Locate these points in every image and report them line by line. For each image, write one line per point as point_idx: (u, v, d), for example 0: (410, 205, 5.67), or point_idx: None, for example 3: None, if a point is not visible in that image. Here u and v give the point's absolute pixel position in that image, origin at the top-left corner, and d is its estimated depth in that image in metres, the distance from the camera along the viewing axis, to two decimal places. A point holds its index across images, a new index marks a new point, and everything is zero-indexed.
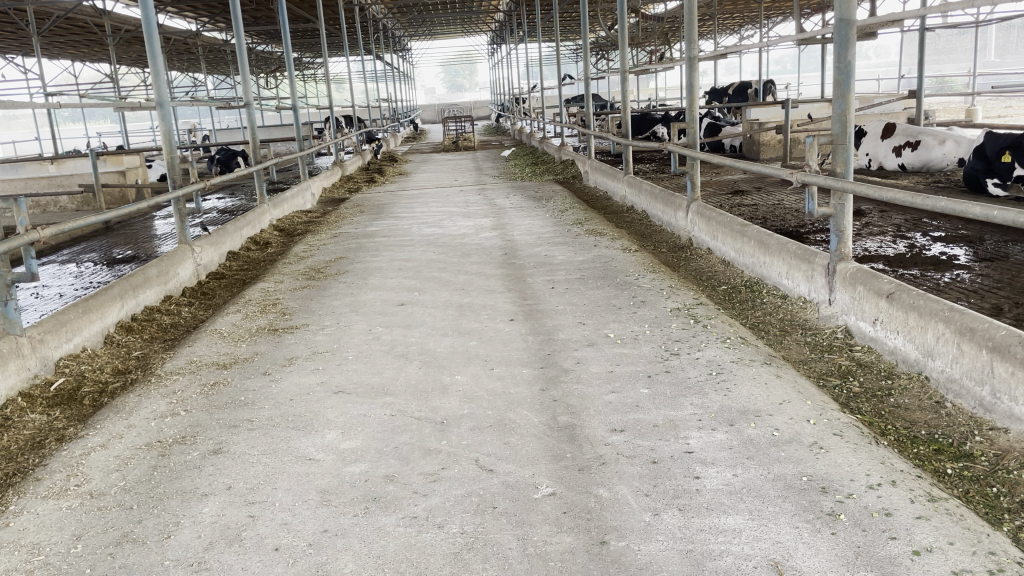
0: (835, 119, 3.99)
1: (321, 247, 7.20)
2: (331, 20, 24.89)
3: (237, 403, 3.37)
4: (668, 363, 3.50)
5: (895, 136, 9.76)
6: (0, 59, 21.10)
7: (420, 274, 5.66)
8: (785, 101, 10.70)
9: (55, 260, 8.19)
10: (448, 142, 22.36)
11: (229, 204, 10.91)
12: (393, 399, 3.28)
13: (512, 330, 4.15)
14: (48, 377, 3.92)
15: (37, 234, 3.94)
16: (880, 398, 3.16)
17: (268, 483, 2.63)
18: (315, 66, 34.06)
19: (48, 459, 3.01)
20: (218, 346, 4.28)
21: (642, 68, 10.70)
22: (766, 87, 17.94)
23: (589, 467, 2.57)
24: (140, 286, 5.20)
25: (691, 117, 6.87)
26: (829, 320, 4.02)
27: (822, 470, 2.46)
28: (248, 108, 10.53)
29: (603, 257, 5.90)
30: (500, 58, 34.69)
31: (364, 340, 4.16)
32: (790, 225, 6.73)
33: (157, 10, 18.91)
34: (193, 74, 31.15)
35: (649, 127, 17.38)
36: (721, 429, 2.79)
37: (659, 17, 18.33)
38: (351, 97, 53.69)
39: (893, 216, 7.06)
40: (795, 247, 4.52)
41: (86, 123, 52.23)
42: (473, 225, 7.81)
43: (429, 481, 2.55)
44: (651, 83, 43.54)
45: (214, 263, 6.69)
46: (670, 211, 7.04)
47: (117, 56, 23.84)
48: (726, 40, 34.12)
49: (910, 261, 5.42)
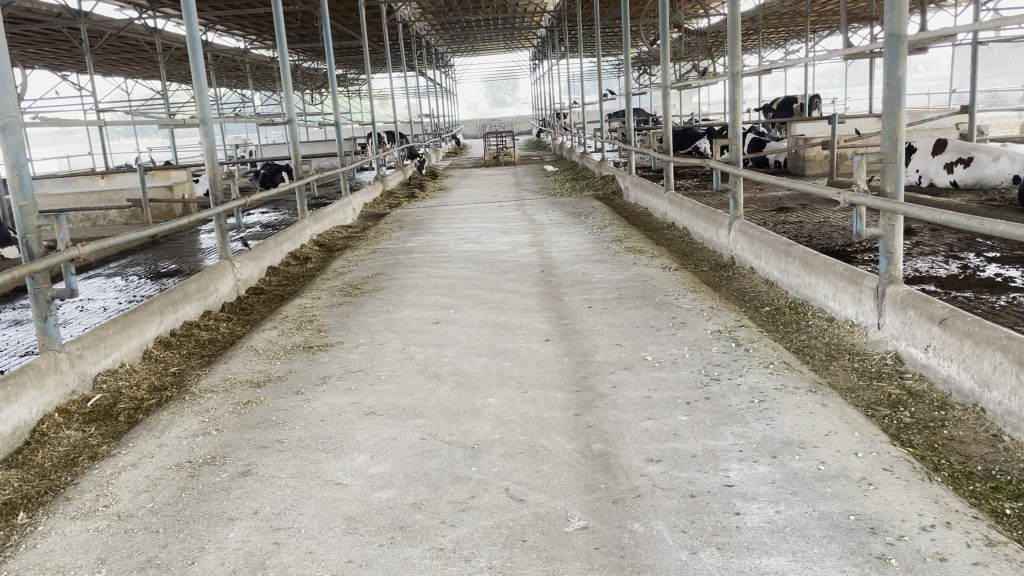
0: (884, 136, 3.84)
1: (360, 263, 7.20)
2: (375, 37, 25.21)
3: (269, 423, 3.34)
4: (708, 389, 3.38)
5: (947, 152, 9.48)
6: (56, 76, 21.73)
7: (456, 291, 5.61)
8: (832, 116, 10.45)
9: (101, 274, 8.34)
10: (488, 157, 22.40)
11: (271, 219, 11.03)
12: (424, 422, 3.22)
13: (547, 351, 4.07)
14: (86, 393, 3.94)
15: (77, 250, 3.97)
16: (932, 430, 3.00)
17: (295, 507, 2.58)
18: (359, 82, 34.48)
19: (79, 477, 3.00)
20: (253, 363, 4.27)
21: (685, 83, 10.57)
22: (812, 102, 17.68)
23: (624, 500, 2.47)
24: (179, 302, 5.24)
25: (733, 134, 6.72)
26: (878, 345, 3.86)
27: (870, 508, 2.33)
28: (291, 124, 10.60)
29: (642, 275, 5.79)
30: (542, 74, 34.82)
31: (398, 359, 4.11)
32: (836, 244, 6.55)
33: (206, 28, 19.32)
34: (240, 90, 31.76)
35: (691, 142, 17.21)
36: (763, 461, 2.67)
37: (702, 32, 18.15)
38: (394, 112, 54.34)
39: (945, 236, 6.82)
40: (842, 268, 4.38)
41: (136, 138, 53.60)
42: (511, 241, 7.76)
43: (457, 511, 2.47)
44: (694, 98, 43.26)
45: (254, 278, 6.72)
46: (712, 229, 6.91)
47: (168, 72, 24.39)
48: (770, 54, 33.76)
49: (963, 283, 5.21)
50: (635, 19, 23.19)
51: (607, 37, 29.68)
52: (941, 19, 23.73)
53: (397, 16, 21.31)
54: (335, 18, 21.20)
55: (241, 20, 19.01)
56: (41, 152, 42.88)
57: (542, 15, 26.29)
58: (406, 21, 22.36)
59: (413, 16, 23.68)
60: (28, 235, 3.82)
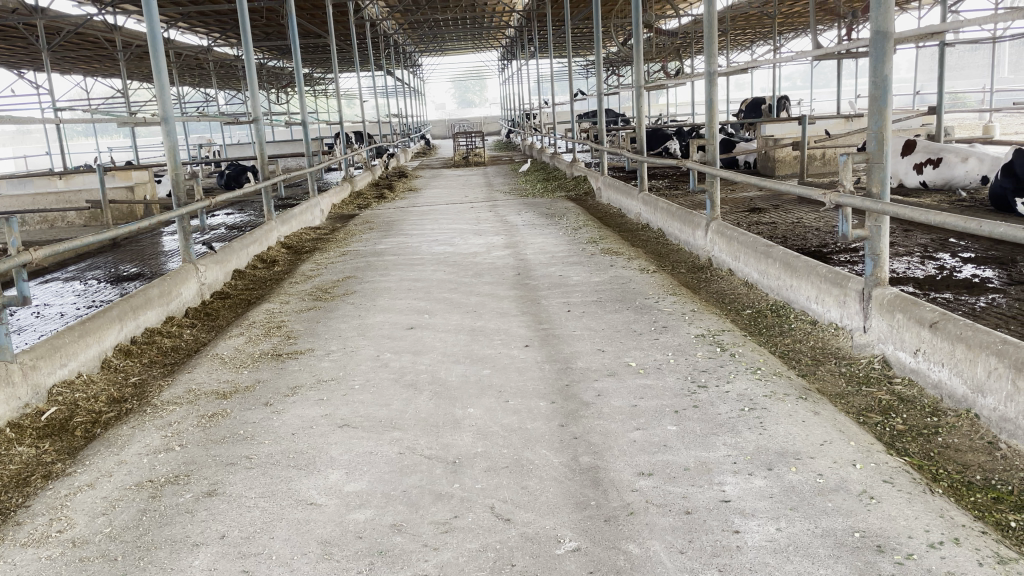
0: (871, 136, 3.76)
1: (329, 266, 7.00)
2: (342, 36, 24.93)
3: (236, 438, 3.16)
4: (696, 397, 3.26)
5: (916, 153, 9.47)
6: (11, 73, 21.08)
7: (430, 295, 5.46)
8: (802, 117, 10.39)
9: (59, 278, 8.04)
10: (457, 157, 22.18)
11: (236, 220, 10.76)
12: (402, 435, 3.06)
13: (527, 357, 3.93)
14: (40, 407, 3.72)
15: (30, 255, 3.74)
16: (926, 438, 2.91)
17: (265, 531, 2.41)
18: (325, 81, 34.02)
19: (31, 499, 2.79)
20: (219, 373, 4.07)
21: (657, 82, 10.48)
22: (780, 103, 17.78)
23: (616, 518, 2.34)
24: (140, 308, 5.01)
25: (710, 134, 6.62)
26: (864, 348, 3.78)
27: (875, 524, 2.22)
28: (257, 123, 10.30)
29: (620, 278, 5.68)
30: (511, 74, 34.79)
31: (372, 367, 3.94)
32: (812, 245, 6.50)
33: (169, 25, 18.87)
34: (204, 88, 31.18)
35: (661, 142, 17.19)
36: (759, 474, 2.56)
37: (672, 32, 18.12)
38: (361, 112, 53.97)
39: (919, 236, 6.82)
40: (826, 270, 4.30)
41: (96, 136, 52.40)
42: (485, 243, 7.60)
43: (440, 533, 2.32)
44: (662, 98, 43.50)
45: (219, 282, 6.49)
46: (688, 229, 6.82)
47: (129, 70, 23.82)
48: (738, 55, 34.00)
49: (941, 284, 5.17)
50: (604, 19, 23.17)
51: (576, 37, 29.71)
52: (904, 21, 24.07)
53: (365, 14, 21.01)
54: (301, 17, 20.88)
55: (205, 17, 18.61)
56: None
57: (512, 15, 26.21)
58: (373, 20, 22.11)
59: (381, 15, 23.37)
60: None
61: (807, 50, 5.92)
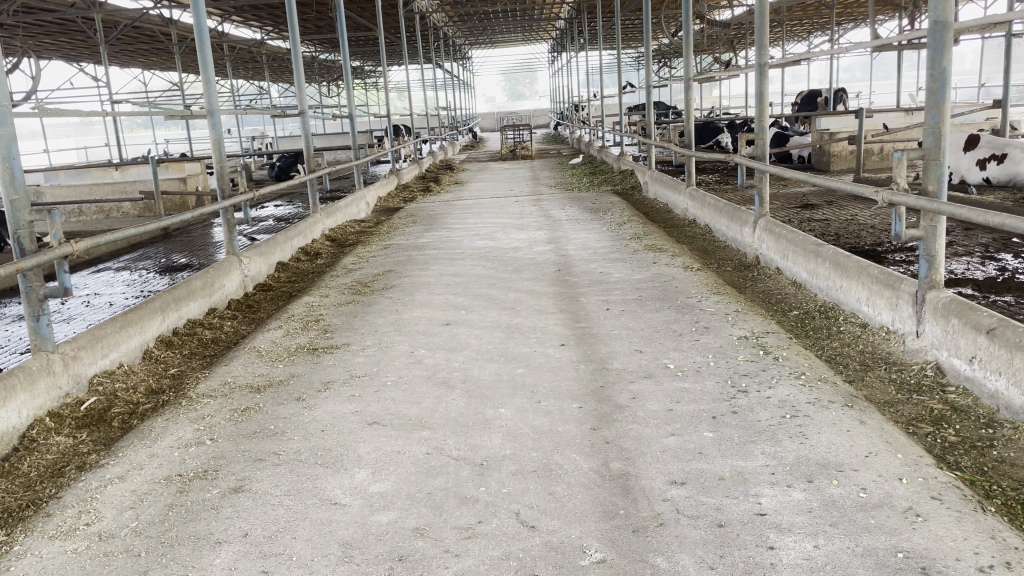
0: (928, 132, 3.59)
1: (370, 259, 7.00)
2: (392, 29, 25.05)
3: (267, 434, 3.15)
4: (735, 402, 3.15)
5: (979, 148, 9.05)
6: (72, 67, 21.65)
7: (468, 291, 5.40)
8: (858, 110, 10.05)
9: (111, 267, 8.21)
10: (504, 150, 22.10)
11: (284, 212, 10.89)
12: (431, 434, 3.01)
13: (562, 356, 3.85)
14: (80, 396, 3.77)
15: (71, 246, 3.77)
16: (981, 452, 2.75)
17: (288, 531, 2.38)
18: (375, 74, 34.27)
19: (63, 490, 2.82)
20: (255, 366, 4.08)
21: (708, 74, 10.25)
22: (837, 95, 17.33)
23: (645, 528, 2.26)
24: (183, 299, 5.06)
25: (759, 128, 6.44)
26: (916, 354, 3.61)
27: (920, 545, 2.09)
28: (304, 116, 10.36)
29: (663, 275, 5.55)
30: (561, 66, 34.61)
31: (405, 363, 3.91)
32: (865, 243, 6.30)
33: (223, 19, 19.17)
34: (257, 81, 31.66)
35: (712, 136, 16.91)
36: (798, 486, 2.44)
37: (725, 23, 17.79)
38: (411, 105, 54.33)
39: (978, 235, 6.53)
40: (877, 272, 4.12)
41: (155, 129, 53.62)
42: (527, 238, 7.53)
43: (462, 539, 2.27)
44: (715, 90, 42.77)
45: (262, 274, 6.54)
46: (735, 226, 6.65)
47: (184, 63, 24.28)
48: (793, 46, 33.29)
49: (1002, 287, 4.94)
50: (656, 10, 22.84)
51: (627, 29, 29.38)
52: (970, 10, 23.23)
53: (415, 7, 21.05)
54: (352, 10, 21.03)
55: (258, 11, 18.86)
56: (61, 145, 42.84)
57: (561, 7, 26.02)
58: (423, 12, 22.16)
59: (431, 8, 23.35)
60: (19, 230, 3.63)
61: (863, 41, 5.68)
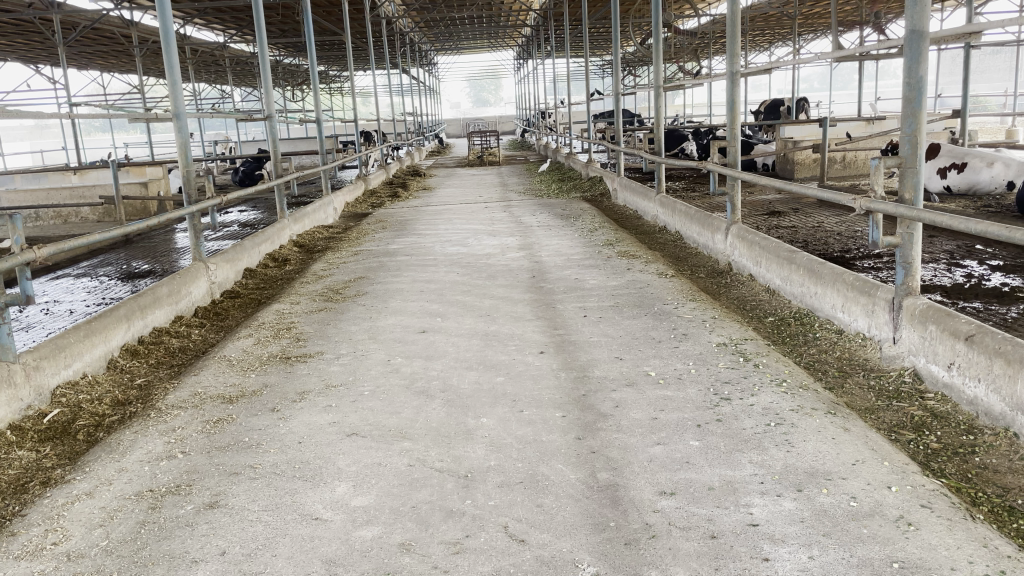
0: (904, 140, 3.61)
1: (340, 266, 6.89)
2: (358, 34, 24.90)
3: (242, 446, 3.05)
4: (719, 410, 3.13)
5: (940, 157, 9.22)
6: (27, 68, 21.10)
7: (442, 298, 5.33)
8: (823, 118, 10.20)
9: (70, 274, 7.97)
10: (472, 156, 22.06)
11: (249, 218, 10.71)
12: (412, 445, 2.94)
13: (542, 364, 3.80)
14: (43, 408, 3.62)
15: (33, 253, 3.64)
16: (964, 458, 2.74)
17: (267, 549, 2.30)
18: (341, 79, 34.04)
19: (28, 507, 2.69)
20: (226, 376, 3.97)
21: (676, 82, 10.31)
22: (799, 104, 17.62)
23: (637, 541, 2.22)
24: (148, 307, 4.91)
25: (731, 136, 6.47)
26: (894, 361, 3.63)
27: (915, 554, 2.08)
28: (270, 119, 10.19)
29: (637, 282, 5.54)
30: (528, 72, 34.73)
31: (382, 372, 3.83)
32: (834, 250, 6.36)
33: (186, 21, 18.84)
34: (219, 85, 31.20)
35: (678, 144, 17.06)
36: (789, 496, 2.42)
37: (691, 32, 17.95)
38: (376, 110, 54.03)
39: (944, 242, 6.64)
40: (853, 278, 4.14)
41: (113, 132, 52.59)
42: (498, 244, 7.48)
43: (451, 554, 2.20)
44: (680, 99, 43.37)
45: (229, 281, 6.40)
46: (707, 232, 6.67)
47: (145, 65, 23.82)
48: (756, 56, 33.83)
49: (970, 293, 5.01)
50: (623, 19, 23.02)
51: (593, 37, 29.58)
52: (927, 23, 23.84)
53: (382, 12, 20.93)
54: (317, 14, 20.84)
55: (221, 14, 18.58)
56: (15, 147, 41.74)
57: (528, 13, 26.09)
58: (390, 17, 22.04)
59: (397, 13, 23.22)
60: None
61: (832, 50, 5.72)
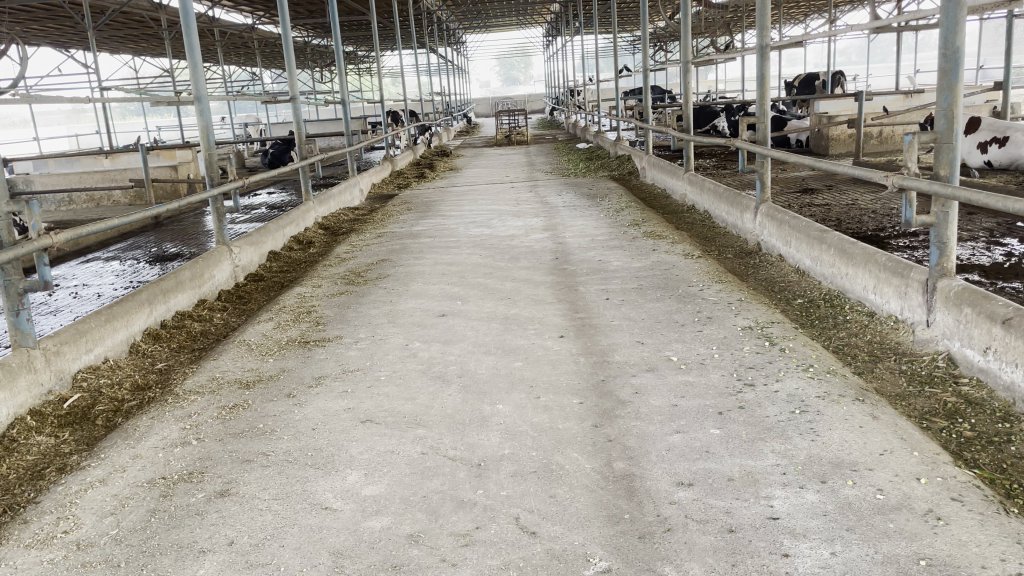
0: (940, 114, 3.45)
1: (364, 248, 6.86)
2: (385, 14, 24.81)
3: (256, 432, 3.03)
4: (742, 396, 3.04)
5: (980, 131, 8.91)
6: (60, 54, 21.31)
7: (464, 281, 5.26)
8: (858, 93, 9.92)
9: (99, 258, 8.05)
10: (499, 136, 21.96)
11: (276, 200, 10.72)
12: (426, 432, 2.89)
13: (562, 349, 3.73)
14: (63, 393, 3.63)
15: (51, 238, 3.62)
16: (998, 447, 2.62)
17: (275, 539, 2.26)
18: (369, 59, 34.02)
19: (42, 495, 2.69)
20: (244, 361, 3.95)
21: (705, 57, 10.08)
22: (835, 78, 17.23)
23: (652, 534, 2.14)
24: (171, 291, 4.92)
25: (760, 112, 6.28)
26: (927, 345, 3.49)
27: (943, 551, 1.98)
28: (295, 101, 10.15)
29: (663, 264, 5.42)
30: (556, 50, 34.38)
31: (400, 357, 3.78)
32: (868, 229, 6.19)
33: (214, 3, 18.88)
34: (248, 67, 31.32)
35: (710, 120, 16.77)
36: (812, 488, 2.33)
37: (723, 6, 17.59)
38: (405, 91, 53.98)
39: (983, 219, 6.42)
40: (885, 259, 4.00)
41: (147, 116, 53.13)
42: (523, 225, 7.39)
43: (459, 547, 2.15)
44: (712, 74, 42.83)
45: (253, 264, 6.40)
46: (736, 212, 6.51)
47: (175, 48, 23.95)
48: (790, 30, 33.12)
49: (1009, 273, 4.83)
50: None
51: (623, 12, 29.17)
52: None
53: None
54: None
55: None
56: (53, 132, 42.42)
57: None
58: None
59: None
60: None
61: (867, 22, 5.50)
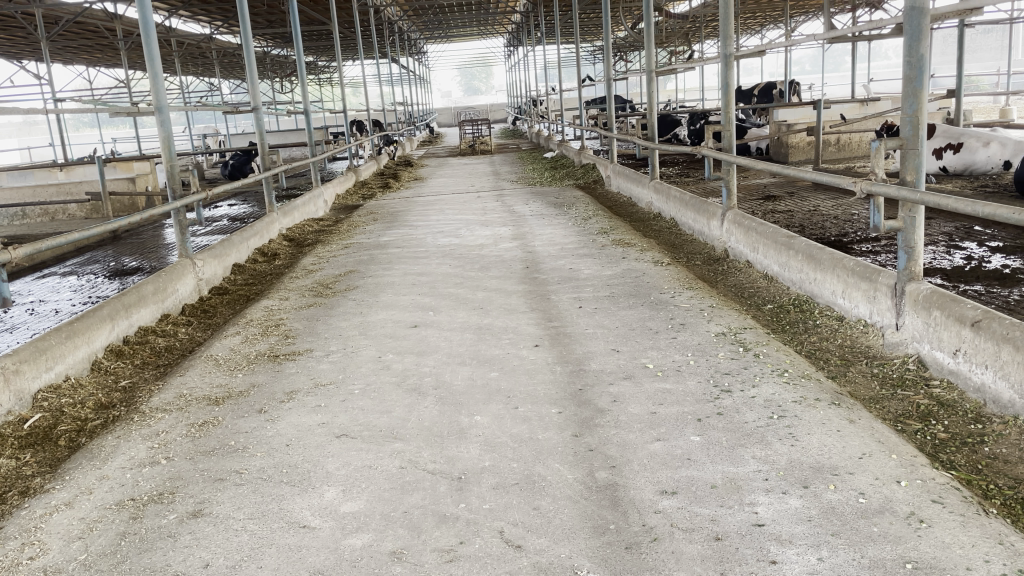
0: (905, 121, 3.50)
1: (331, 259, 6.77)
2: (345, 23, 24.69)
3: (228, 450, 2.95)
4: (719, 403, 3.04)
5: (936, 138, 9.10)
6: (12, 64, 20.80)
7: (434, 291, 5.22)
8: (818, 100, 10.07)
9: (56, 273, 7.83)
10: (463, 145, 21.92)
11: (238, 212, 10.54)
12: (403, 446, 2.85)
13: (538, 358, 3.70)
14: (23, 414, 3.51)
15: (9, 253, 3.50)
16: (972, 448, 2.65)
17: (253, 560, 2.20)
18: (329, 69, 33.78)
19: (3, 520, 2.58)
20: (212, 376, 3.85)
21: (668, 67, 10.18)
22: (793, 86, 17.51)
23: (638, 545, 2.12)
24: (133, 306, 4.79)
25: (725, 120, 6.34)
26: (897, 348, 3.54)
27: (928, 554, 1.99)
28: (256, 112, 10.02)
29: (633, 271, 5.43)
30: (518, 59, 34.45)
31: (373, 369, 3.72)
32: (831, 234, 6.28)
33: (171, 13, 18.59)
34: (206, 77, 30.89)
35: (671, 129, 16.93)
36: (795, 493, 2.33)
37: (683, 15, 17.80)
38: (366, 102, 53.68)
39: (943, 224, 6.54)
40: (852, 264, 4.05)
41: (102, 128, 52.14)
42: (491, 234, 7.36)
43: (443, 563, 2.11)
44: (671, 83, 43.18)
45: (217, 277, 6.27)
46: (702, 219, 6.56)
47: (131, 58, 23.54)
48: (748, 39, 33.62)
49: (971, 276, 4.92)
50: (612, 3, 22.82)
51: (583, 22, 29.36)
52: None
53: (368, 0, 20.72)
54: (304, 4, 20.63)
55: (206, 6, 18.33)
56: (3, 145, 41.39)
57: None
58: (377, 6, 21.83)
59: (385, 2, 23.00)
60: None
61: (828, 31, 5.58)
